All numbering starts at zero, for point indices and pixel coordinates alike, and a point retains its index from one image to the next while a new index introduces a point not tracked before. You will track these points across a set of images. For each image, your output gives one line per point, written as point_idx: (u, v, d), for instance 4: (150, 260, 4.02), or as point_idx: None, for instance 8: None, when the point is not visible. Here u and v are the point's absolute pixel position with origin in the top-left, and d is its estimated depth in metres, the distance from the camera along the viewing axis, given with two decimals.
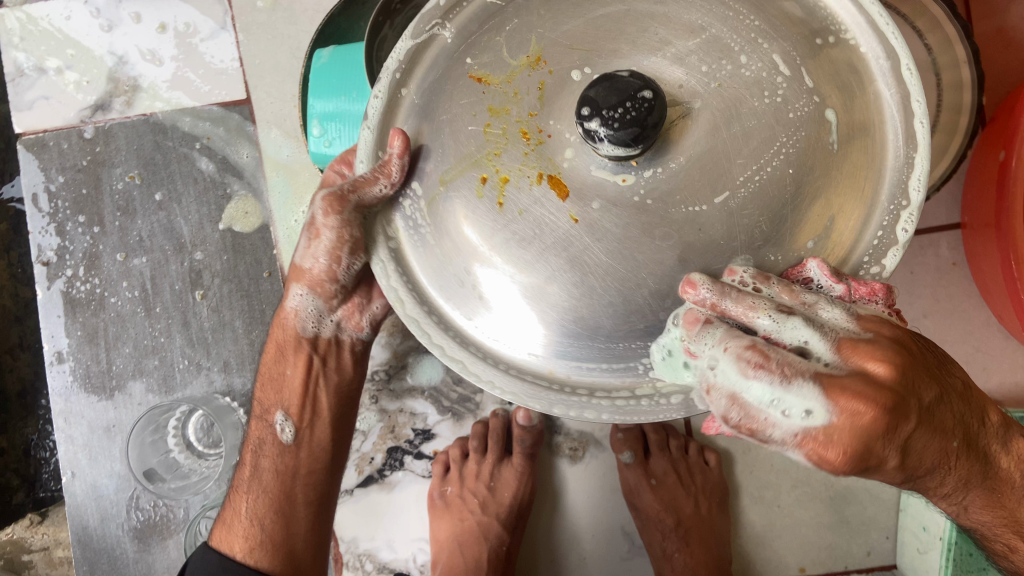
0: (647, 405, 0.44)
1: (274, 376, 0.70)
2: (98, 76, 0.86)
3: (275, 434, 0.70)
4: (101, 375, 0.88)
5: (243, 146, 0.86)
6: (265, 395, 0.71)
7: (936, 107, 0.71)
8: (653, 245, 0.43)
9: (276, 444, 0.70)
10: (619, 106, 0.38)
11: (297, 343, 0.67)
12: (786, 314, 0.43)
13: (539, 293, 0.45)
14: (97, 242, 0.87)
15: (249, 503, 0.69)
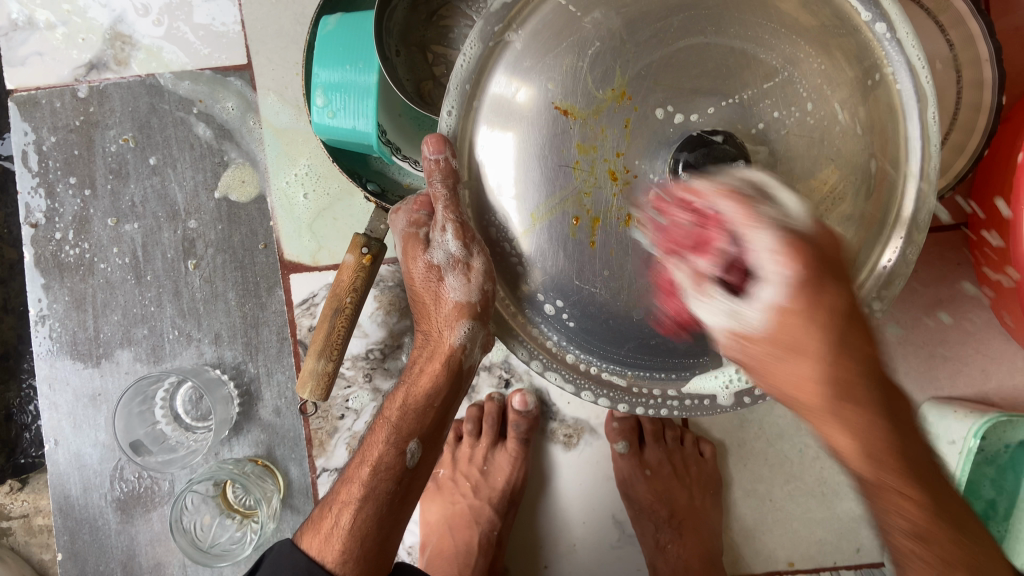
0: (690, 403, 0.55)
1: (409, 395, 0.63)
2: (94, 33, 0.83)
3: (400, 457, 0.61)
4: (88, 342, 0.86)
5: (228, 99, 0.83)
6: (392, 410, 0.63)
7: (957, 107, 0.69)
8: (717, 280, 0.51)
9: (397, 468, 0.61)
10: (717, 175, 0.46)
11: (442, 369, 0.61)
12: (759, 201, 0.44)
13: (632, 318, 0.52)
14: (88, 205, 0.85)
15: (352, 515, 0.60)
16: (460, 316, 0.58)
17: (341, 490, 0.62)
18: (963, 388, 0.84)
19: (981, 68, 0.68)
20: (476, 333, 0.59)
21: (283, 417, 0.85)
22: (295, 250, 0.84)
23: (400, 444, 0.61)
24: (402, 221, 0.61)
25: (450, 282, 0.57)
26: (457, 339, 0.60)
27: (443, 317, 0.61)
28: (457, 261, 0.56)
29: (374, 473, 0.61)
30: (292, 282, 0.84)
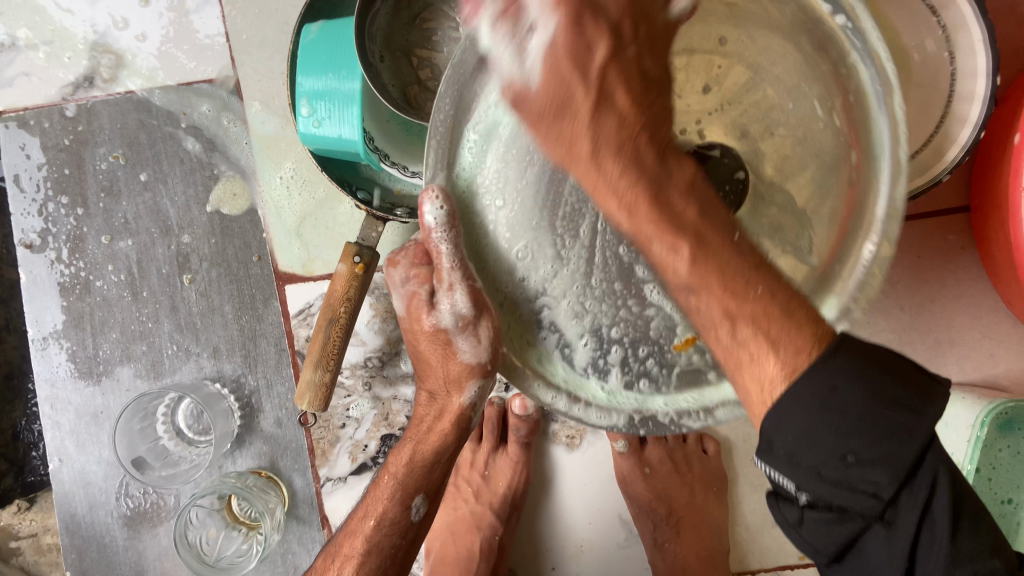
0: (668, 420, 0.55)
1: (416, 443, 0.64)
2: (79, 51, 0.83)
3: (406, 513, 0.62)
4: (87, 360, 0.86)
5: (199, 102, 0.83)
6: (398, 464, 0.64)
7: (952, 91, 0.68)
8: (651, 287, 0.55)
9: (403, 523, 0.62)
10: (722, 190, 0.54)
11: (457, 417, 0.64)
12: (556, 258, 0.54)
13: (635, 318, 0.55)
14: (81, 224, 0.85)
15: (353, 571, 0.61)
16: (473, 376, 0.61)
17: (345, 543, 0.63)
18: (969, 372, 0.83)
19: (974, 47, 0.66)
20: (485, 388, 0.62)
21: (285, 428, 0.85)
22: (287, 260, 0.84)
23: (405, 501, 0.62)
24: (399, 278, 0.60)
25: (460, 342, 0.60)
26: (467, 398, 0.63)
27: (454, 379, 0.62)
28: (465, 324, 0.58)
29: (378, 527, 0.62)
30: (288, 292, 0.84)
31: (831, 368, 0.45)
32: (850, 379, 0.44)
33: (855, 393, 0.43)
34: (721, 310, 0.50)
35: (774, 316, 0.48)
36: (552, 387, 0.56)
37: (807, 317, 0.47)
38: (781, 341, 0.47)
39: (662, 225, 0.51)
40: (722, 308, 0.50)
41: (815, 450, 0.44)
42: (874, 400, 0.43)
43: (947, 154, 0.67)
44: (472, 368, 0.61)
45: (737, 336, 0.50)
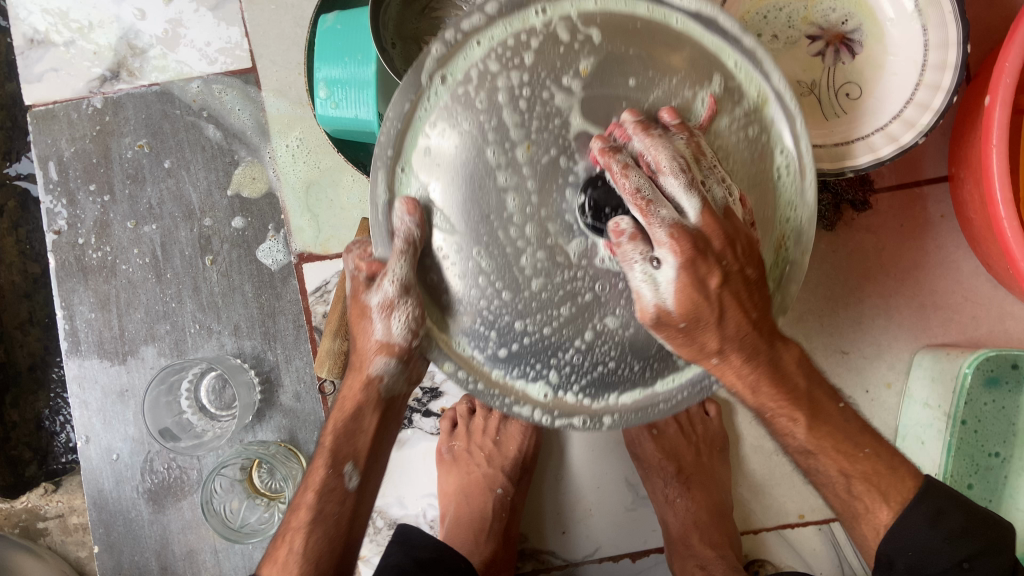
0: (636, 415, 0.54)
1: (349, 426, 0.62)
2: (106, 46, 0.88)
3: (341, 482, 0.61)
4: (114, 341, 0.90)
5: (211, 87, 0.88)
6: (332, 441, 0.62)
7: (924, 61, 0.73)
8: (592, 305, 0.51)
9: (340, 492, 0.61)
10: (619, 206, 0.48)
11: (371, 401, 0.61)
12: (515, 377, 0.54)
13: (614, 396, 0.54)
14: (108, 210, 0.89)
15: (307, 540, 0.60)
16: (382, 351, 0.57)
17: (293, 517, 0.62)
18: (952, 334, 0.88)
19: (944, 18, 0.71)
20: (397, 368, 0.58)
21: (303, 401, 0.89)
22: (303, 240, 0.88)
23: (337, 470, 0.61)
24: (348, 265, 0.57)
25: (376, 325, 0.56)
26: (377, 370, 0.59)
27: (369, 344, 0.58)
28: (387, 306, 0.54)
29: (318, 496, 0.61)
30: (306, 271, 0.88)
31: (917, 510, 0.57)
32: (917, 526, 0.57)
33: (926, 533, 0.57)
34: (838, 470, 0.59)
35: (881, 472, 0.59)
36: (460, 366, 0.54)
37: (906, 471, 0.59)
38: (889, 493, 0.58)
39: (784, 395, 0.57)
40: (840, 468, 0.58)
41: (931, 562, 0.57)
42: (937, 542, 0.57)
43: (922, 119, 0.72)
44: (394, 354, 0.57)
45: (853, 493, 0.59)
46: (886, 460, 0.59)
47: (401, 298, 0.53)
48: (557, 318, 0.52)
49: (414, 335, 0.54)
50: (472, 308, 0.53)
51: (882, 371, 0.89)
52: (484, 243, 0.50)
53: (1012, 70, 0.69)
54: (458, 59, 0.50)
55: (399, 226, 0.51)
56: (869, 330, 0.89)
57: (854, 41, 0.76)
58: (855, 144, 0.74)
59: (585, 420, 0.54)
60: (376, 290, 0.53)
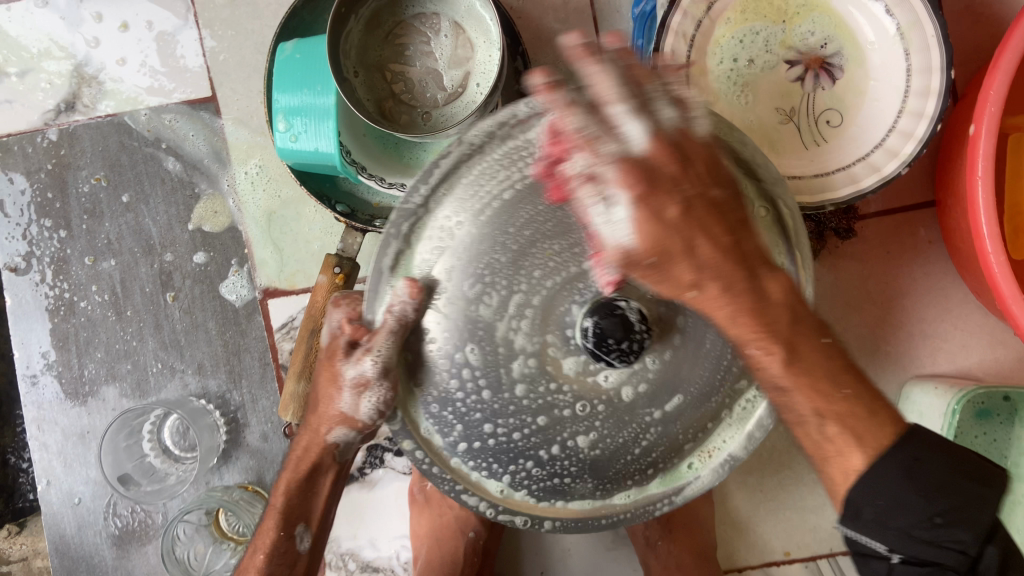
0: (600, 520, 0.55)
1: (303, 483, 0.63)
2: (59, 76, 0.84)
3: (292, 543, 0.64)
4: (73, 381, 0.86)
5: (170, 117, 0.85)
6: (285, 500, 0.63)
7: (906, 87, 0.69)
8: (569, 420, 0.51)
9: (290, 553, 0.64)
10: (621, 339, 0.46)
11: (326, 465, 0.62)
12: (475, 475, 0.54)
13: (564, 497, 0.54)
14: (64, 246, 0.85)
15: None
16: (346, 422, 0.57)
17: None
18: (942, 364, 0.85)
19: (928, 42, 0.68)
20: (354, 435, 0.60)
21: (270, 441, 0.86)
22: (267, 274, 0.85)
23: (286, 531, 0.63)
24: (332, 321, 0.57)
25: (345, 395, 0.55)
26: (333, 438, 0.60)
27: (326, 415, 0.59)
28: (361, 384, 0.53)
29: (268, 561, 0.63)
30: (271, 307, 0.85)
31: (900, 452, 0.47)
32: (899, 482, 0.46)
33: (903, 490, 0.46)
34: (811, 409, 0.48)
35: (862, 415, 0.47)
36: (423, 452, 0.53)
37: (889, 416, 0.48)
38: (865, 438, 0.47)
39: (762, 328, 0.45)
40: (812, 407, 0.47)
41: (907, 513, 0.46)
42: (910, 496, 0.46)
43: (906, 147, 0.69)
44: (350, 426, 0.58)
45: (824, 434, 0.48)
46: (868, 404, 0.47)
47: (384, 374, 0.52)
48: (535, 430, 0.51)
49: (380, 415, 0.54)
50: (440, 405, 0.52)
51: None
52: (470, 333, 0.50)
53: (997, 98, 0.66)
54: (460, 178, 0.49)
55: (395, 305, 0.50)
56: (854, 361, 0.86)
57: (833, 67, 0.72)
58: (835, 174, 0.72)
59: (527, 520, 0.54)
60: (352, 365, 0.52)
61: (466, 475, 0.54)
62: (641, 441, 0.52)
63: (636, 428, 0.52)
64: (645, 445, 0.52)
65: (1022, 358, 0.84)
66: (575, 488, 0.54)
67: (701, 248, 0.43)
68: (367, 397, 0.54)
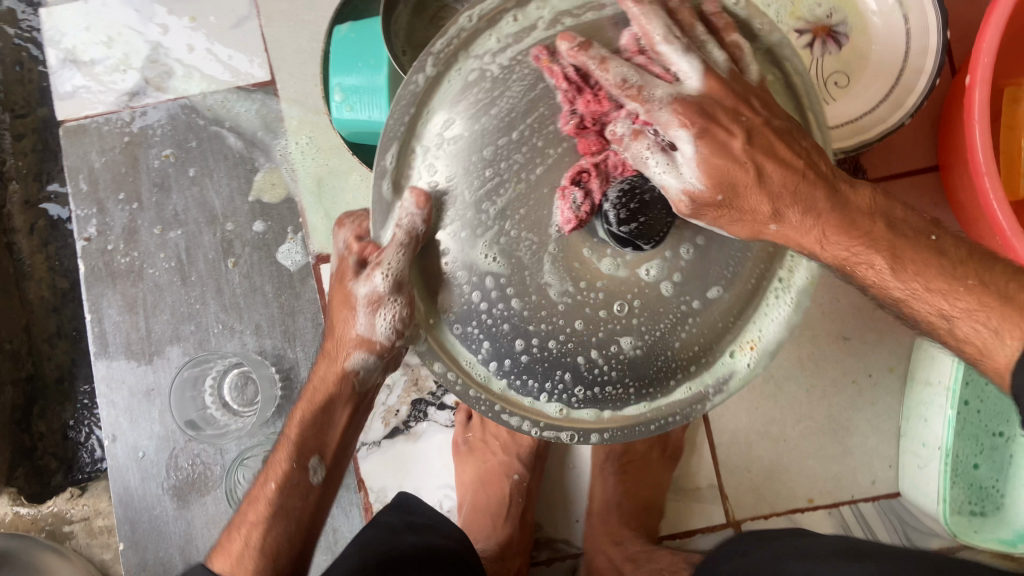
0: (651, 429, 0.57)
1: (320, 420, 0.62)
2: (134, 63, 0.93)
3: (304, 476, 0.63)
4: (140, 341, 0.93)
5: (232, 99, 0.93)
6: (293, 429, 0.63)
7: (907, 49, 0.77)
8: (612, 318, 0.54)
9: (303, 486, 0.63)
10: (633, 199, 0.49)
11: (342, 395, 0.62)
12: (505, 391, 0.56)
13: (608, 402, 0.57)
14: (135, 217, 0.93)
15: (257, 530, 0.61)
16: (360, 346, 0.59)
17: (250, 511, 0.63)
18: None
19: (925, 8, 0.76)
20: (373, 363, 0.60)
21: None
22: (320, 241, 0.92)
23: (302, 462, 0.63)
24: (343, 241, 0.60)
25: (360, 317, 0.57)
26: (353, 363, 0.60)
27: (348, 339, 0.60)
28: (376, 302, 0.55)
29: (277, 488, 0.62)
30: (323, 272, 0.92)
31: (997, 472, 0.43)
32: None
33: None
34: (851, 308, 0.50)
35: (930, 270, 0.52)
36: (456, 372, 0.56)
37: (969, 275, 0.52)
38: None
39: (858, 238, 0.52)
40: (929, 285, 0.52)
41: None
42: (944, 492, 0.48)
43: (908, 101, 0.76)
44: (362, 348, 0.59)
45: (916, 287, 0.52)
46: (952, 270, 0.52)
47: (398, 289, 0.54)
48: (571, 333, 0.54)
49: (398, 332, 0.56)
50: (462, 325, 0.55)
51: (883, 355, 0.91)
52: (500, 235, 0.52)
53: (988, 50, 0.72)
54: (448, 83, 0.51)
55: (405, 220, 0.51)
56: (871, 315, 0.91)
57: (839, 33, 0.80)
58: (844, 127, 0.78)
59: (574, 435, 0.57)
60: (364, 282, 0.54)
61: (498, 390, 0.56)
62: (681, 330, 0.55)
63: (675, 319, 0.55)
64: (682, 338, 0.56)
65: None
66: (625, 393, 0.57)
67: (776, 173, 0.50)
68: (380, 315, 0.55)
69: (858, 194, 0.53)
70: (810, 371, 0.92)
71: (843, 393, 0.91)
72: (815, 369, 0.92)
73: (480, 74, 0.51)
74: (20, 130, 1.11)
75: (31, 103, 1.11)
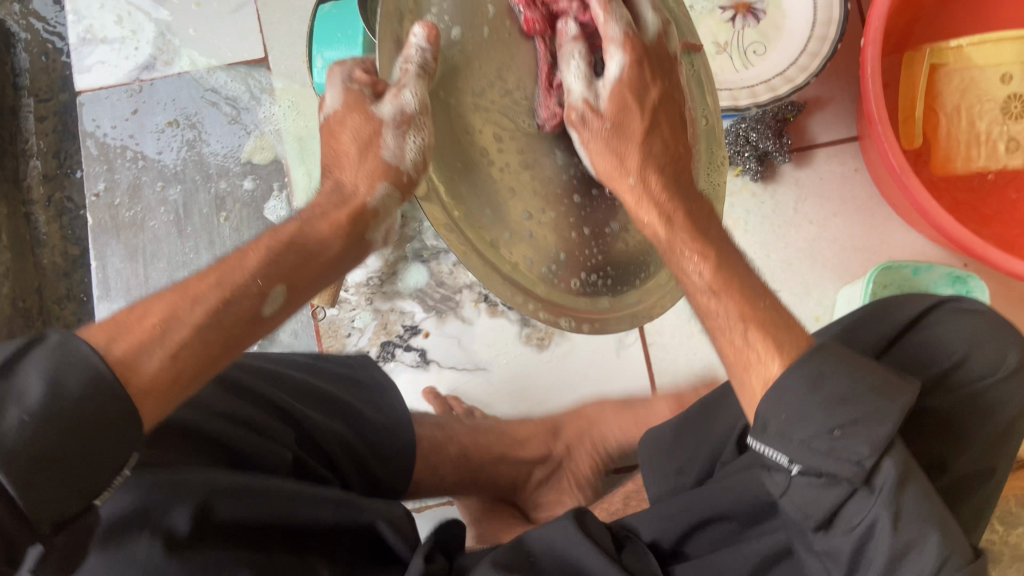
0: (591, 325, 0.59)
1: (302, 241, 0.54)
2: (145, 42, 1.06)
3: (257, 300, 0.50)
4: (138, 287, 1.03)
5: (229, 74, 1.05)
6: (279, 246, 0.53)
7: (813, 20, 0.88)
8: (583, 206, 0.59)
9: (257, 314, 0.50)
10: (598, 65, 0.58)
11: (337, 218, 0.55)
12: (494, 255, 0.53)
13: (563, 297, 0.58)
14: (140, 174, 1.05)
15: (171, 306, 0.46)
16: (379, 176, 0.53)
17: (166, 292, 0.48)
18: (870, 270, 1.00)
19: None
20: (393, 197, 0.54)
21: (300, 337, 1.01)
22: (303, 199, 1.03)
23: (261, 285, 0.51)
24: (343, 74, 0.55)
25: (385, 144, 0.52)
26: (374, 198, 0.54)
27: (357, 168, 0.55)
28: (403, 122, 0.50)
29: (216, 287, 0.49)
30: None
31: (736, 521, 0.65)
32: (794, 404, 0.49)
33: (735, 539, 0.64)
34: (737, 315, 0.54)
35: (769, 322, 0.54)
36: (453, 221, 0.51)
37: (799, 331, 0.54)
38: (784, 349, 0.52)
39: (690, 204, 0.58)
40: (739, 311, 0.54)
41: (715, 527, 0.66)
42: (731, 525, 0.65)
43: (813, 64, 0.87)
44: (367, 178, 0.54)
45: (748, 340, 0.53)
46: (782, 317, 0.54)
47: (417, 116, 0.49)
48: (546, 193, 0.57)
49: (423, 160, 0.51)
50: (467, 199, 0.52)
51: (811, 305, 1.00)
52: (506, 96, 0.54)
53: (879, 16, 0.83)
54: None
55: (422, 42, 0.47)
56: (798, 269, 1.01)
57: (757, 9, 0.91)
58: (759, 86, 0.89)
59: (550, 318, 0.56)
60: (389, 99, 0.49)
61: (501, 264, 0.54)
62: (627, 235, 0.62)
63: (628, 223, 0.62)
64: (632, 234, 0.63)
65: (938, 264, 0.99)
66: (582, 285, 0.60)
67: (660, 131, 0.58)
68: (395, 143, 0.51)
69: (694, 195, 0.59)
70: None
71: None
72: None
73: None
74: (43, 112, 1.24)
75: (54, 89, 1.24)
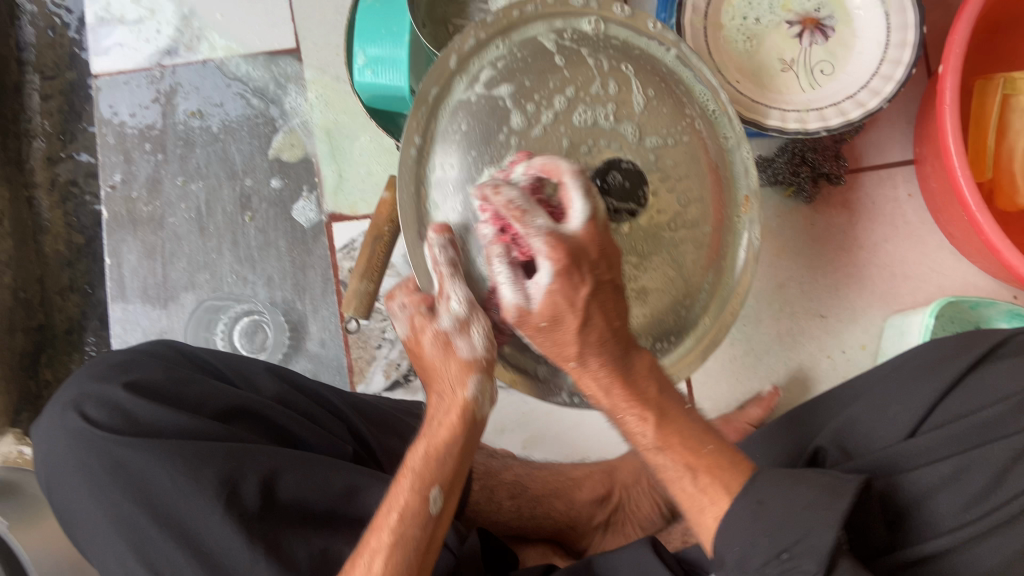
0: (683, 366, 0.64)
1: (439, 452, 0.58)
2: (167, 25, 0.99)
3: (423, 503, 0.56)
4: (157, 287, 0.98)
5: (256, 64, 0.99)
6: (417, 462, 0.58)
7: (886, 40, 0.84)
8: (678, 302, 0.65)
9: (423, 516, 0.56)
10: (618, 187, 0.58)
11: (456, 422, 0.60)
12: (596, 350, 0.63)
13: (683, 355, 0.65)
14: (159, 167, 0.99)
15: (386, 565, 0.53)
16: (472, 370, 0.58)
17: (369, 537, 0.55)
18: (919, 299, 0.97)
19: (903, 4, 0.82)
20: (486, 385, 0.59)
21: (328, 347, 0.96)
22: (334, 200, 0.98)
23: (423, 491, 0.56)
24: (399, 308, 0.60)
25: (459, 343, 0.58)
26: (469, 393, 0.59)
27: (452, 371, 0.59)
28: (461, 324, 0.57)
29: (401, 519, 0.55)
30: (335, 229, 0.97)
31: None
32: (739, 527, 0.52)
33: None
34: (682, 463, 0.56)
35: (718, 469, 0.55)
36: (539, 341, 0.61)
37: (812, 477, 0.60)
38: (731, 485, 0.55)
39: (632, 395, 0.57)
40: (685, 460, 0.56)
41: None
42: None
43: (885, 88, 0.83)
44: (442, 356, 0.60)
45: (697, 485, 0.55)
46: (729, 457, 0.56)
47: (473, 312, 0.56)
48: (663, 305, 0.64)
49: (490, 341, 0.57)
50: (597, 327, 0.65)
51: (858, 333, 0.97)
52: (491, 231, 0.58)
53: (960, 42, 0.79)
54: (440, 121, 0.58)
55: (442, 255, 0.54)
56: (846, 295, 0.98)
57: (825, 26, 0.87)
58: (827, 108, 0.84)
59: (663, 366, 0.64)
60: (445, 313, 0.57)
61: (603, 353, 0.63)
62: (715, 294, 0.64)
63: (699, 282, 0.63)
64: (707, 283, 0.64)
65: (989, 297, 0.96)
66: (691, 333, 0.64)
67: (594, 328, 0.54)
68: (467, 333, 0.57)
69: (642, 360, 0.57)
70: (789, 344, 0.98)
71: (819, 367, 0.98)
72: (793, 343, 0.98)
73: (472, 109, 0.58)
74: (48, 91, 1.16)
75: (60, 66, 1.16)
